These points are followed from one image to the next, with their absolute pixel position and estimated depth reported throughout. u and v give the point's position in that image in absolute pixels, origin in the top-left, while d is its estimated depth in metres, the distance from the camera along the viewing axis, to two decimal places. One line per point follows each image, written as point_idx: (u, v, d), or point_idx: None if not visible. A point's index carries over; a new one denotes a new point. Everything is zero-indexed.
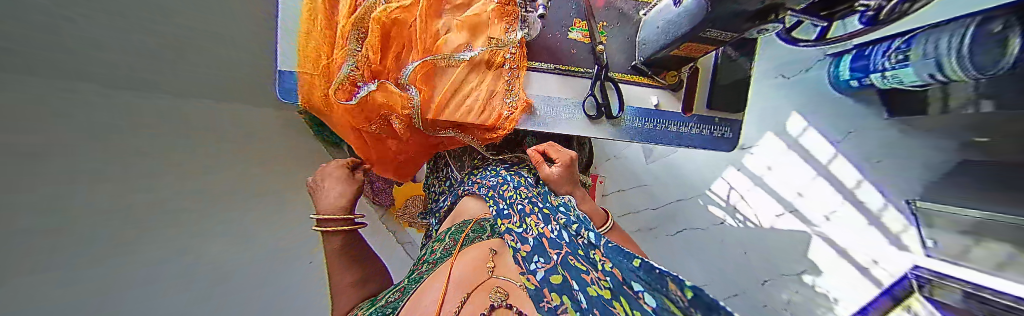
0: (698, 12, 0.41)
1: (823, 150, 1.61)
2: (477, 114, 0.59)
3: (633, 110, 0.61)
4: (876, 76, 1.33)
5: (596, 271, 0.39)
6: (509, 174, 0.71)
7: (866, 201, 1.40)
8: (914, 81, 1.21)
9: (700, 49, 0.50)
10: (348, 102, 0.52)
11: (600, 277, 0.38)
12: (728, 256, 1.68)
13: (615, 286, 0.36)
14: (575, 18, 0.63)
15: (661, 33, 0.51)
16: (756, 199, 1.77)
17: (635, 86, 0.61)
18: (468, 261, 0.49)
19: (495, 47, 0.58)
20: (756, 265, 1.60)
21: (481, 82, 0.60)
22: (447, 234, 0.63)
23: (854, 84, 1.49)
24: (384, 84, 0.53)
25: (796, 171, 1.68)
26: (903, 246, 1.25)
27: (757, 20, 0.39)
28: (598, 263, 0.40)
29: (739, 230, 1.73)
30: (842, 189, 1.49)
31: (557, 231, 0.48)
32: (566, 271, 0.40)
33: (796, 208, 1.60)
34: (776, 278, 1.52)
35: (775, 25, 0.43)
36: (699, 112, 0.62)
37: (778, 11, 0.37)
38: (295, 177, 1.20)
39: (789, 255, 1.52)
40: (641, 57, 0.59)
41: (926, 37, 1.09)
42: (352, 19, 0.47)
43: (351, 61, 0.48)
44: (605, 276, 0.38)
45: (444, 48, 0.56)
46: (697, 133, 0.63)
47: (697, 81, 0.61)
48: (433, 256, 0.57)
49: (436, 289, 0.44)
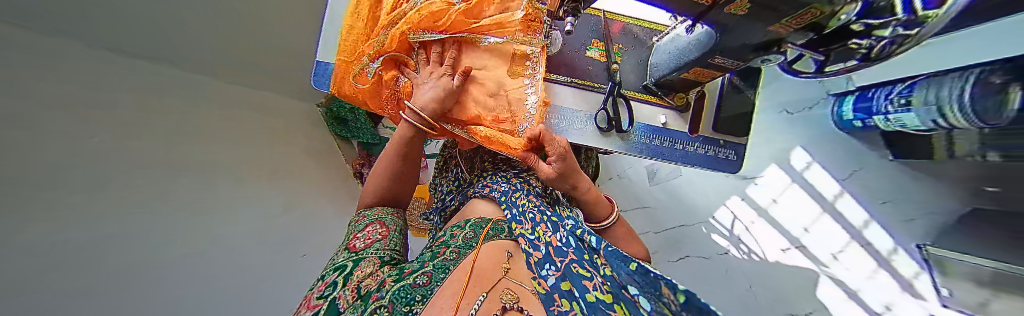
0: (705, 40, 0.46)
1: (829, 187, 1.62)
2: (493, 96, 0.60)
3: (643, 127, 0.64)
4: (880, 118, 1.37)
5: (600, 276, 0.36)
6: (519, 182, 0.72)
7: (874, 242, 1.40)
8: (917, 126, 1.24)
9: (708, 74, 0.54)
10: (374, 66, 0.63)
11: (603, 283, 0.35)
12: (733, 290, 1.57)
13: (616, 290, 0.32)
14: (593, 39, 0.67)
15: (672, 57, 0.56)
16: (761, 231, 1.72)
17: (646, 105, 0.65)
18: (485, 258, 0.46)
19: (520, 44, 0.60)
20: (763, 303, 1.48)
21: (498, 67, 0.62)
22: (467, 225, 0.60)
23: (858, 124, 1.53)
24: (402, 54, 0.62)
25: (803, 207, 1.68)
26: (917, 293, 1.21)
27: (761, 51, 0.43)
28: (601, 269, 0.37)
29: (745, 263, 1.66)
30: (848, 227, 1.51)
31: (564, 237, 0.47)
32: (571, 280, 0.38)
33: (803, 244, 1.59)
34: None
35: (778, 56, 0.46)
36: (705, 133, 0.65)
37: (781, 43, 0.41)
38: None
39: (797, 296, 1.45)
40: (652, 78, 0.63)
41: (926, 85, 1.14)
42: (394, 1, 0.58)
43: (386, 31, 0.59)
44: (607, 281, 0.34)
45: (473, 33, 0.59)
46: (704, 153, 0.65)
47: (703, 105, 0.65)
48: (456, 243, 0.53)
49: (455, 282, 0.38)
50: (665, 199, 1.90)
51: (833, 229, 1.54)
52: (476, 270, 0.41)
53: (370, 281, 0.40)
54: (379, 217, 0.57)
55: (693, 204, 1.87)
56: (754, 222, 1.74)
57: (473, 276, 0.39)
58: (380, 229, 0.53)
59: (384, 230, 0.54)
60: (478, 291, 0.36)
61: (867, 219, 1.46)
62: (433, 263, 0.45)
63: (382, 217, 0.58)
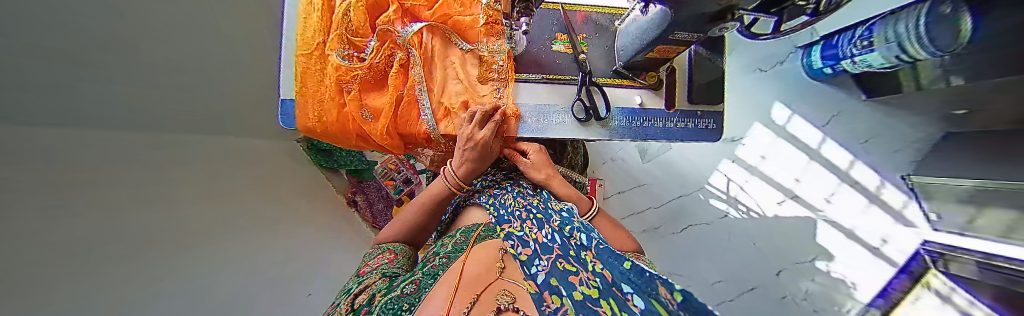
0: (663, 20, 0.46)
1: (812, 136, 1.67)
2: (463, 87, 0.65)
3: (620, 110, 0.64)
4: (847, 62, 1.41)
5: (587, 272, 0.32)
6: (509, 184, 0.71)
7: (862, 181, 1.52)
8: (882, 63, 1.30)
9: (672, 50, 0.55)
10: (352, 61, 0.66)
11: (590, 278, 0.31)
12: (739, 249, 1.61)
13: (604, 286, 0.28)
14: (557, 32, 0.67)
15: (635, 39, 0.56)
16: (756, 188, 1.70)
17: (621, 88, 0.65)
18: (478, 261, 0.49)
19: (486, 48, 0.65)
20: (770, 256, 1.54)
21: (464, 65, 0.66)
22: (458, 232, 0.65)
23: (828, 71, 1.57)
24: (381, 47, 0.66)
25: (790, 157, 1.68)
26: (909, 222, 1.38)
27: (717, 21, 0.44)
28: (589, 265, 0.34)
29: (748, 223, 1.66)
30: (838, 171, 1.58)
31: (550, 234, 0.46)
32: (557, 278, 0.34)
33: (796, 194, 1.62)
34: (791, 267, 1.47)
35: (735, 23, 0.47)
36: (682, 106, 0.66)
37: (734, 11, 0.41)
38: (270, 206, 1.14)
39: (798, 243, 1.51)
40: (620, 62, 0.63)
41: (886, 23, 1.16)
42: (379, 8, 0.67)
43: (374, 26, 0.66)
44: (597, 277, 0.30)
45: (452, 35, 0.66)
46: (682, 127, 0.66)
47: (676, 80, 0.66)
48: (445, 250, 0.58)
49: (448, 284, 0.44)
50: (661, 174, 1.84)
51: (823, 175, 1.60)
52: (465, 276, 0.44)
53: (362, 298, 0.43)
54: (389, 247, 0.59)
55: (688, 174, 1.81)
56: (748, 181, 1.72)
57: (463, 283, 0.43)
58: (387, 256, 0.55)
59: (392, 256, 0.56)
60: (469, 294, 0.40)
61: (851, 160, 1.57)
62: (424, 270, 0.51)
63: (393, 246, 0.59)
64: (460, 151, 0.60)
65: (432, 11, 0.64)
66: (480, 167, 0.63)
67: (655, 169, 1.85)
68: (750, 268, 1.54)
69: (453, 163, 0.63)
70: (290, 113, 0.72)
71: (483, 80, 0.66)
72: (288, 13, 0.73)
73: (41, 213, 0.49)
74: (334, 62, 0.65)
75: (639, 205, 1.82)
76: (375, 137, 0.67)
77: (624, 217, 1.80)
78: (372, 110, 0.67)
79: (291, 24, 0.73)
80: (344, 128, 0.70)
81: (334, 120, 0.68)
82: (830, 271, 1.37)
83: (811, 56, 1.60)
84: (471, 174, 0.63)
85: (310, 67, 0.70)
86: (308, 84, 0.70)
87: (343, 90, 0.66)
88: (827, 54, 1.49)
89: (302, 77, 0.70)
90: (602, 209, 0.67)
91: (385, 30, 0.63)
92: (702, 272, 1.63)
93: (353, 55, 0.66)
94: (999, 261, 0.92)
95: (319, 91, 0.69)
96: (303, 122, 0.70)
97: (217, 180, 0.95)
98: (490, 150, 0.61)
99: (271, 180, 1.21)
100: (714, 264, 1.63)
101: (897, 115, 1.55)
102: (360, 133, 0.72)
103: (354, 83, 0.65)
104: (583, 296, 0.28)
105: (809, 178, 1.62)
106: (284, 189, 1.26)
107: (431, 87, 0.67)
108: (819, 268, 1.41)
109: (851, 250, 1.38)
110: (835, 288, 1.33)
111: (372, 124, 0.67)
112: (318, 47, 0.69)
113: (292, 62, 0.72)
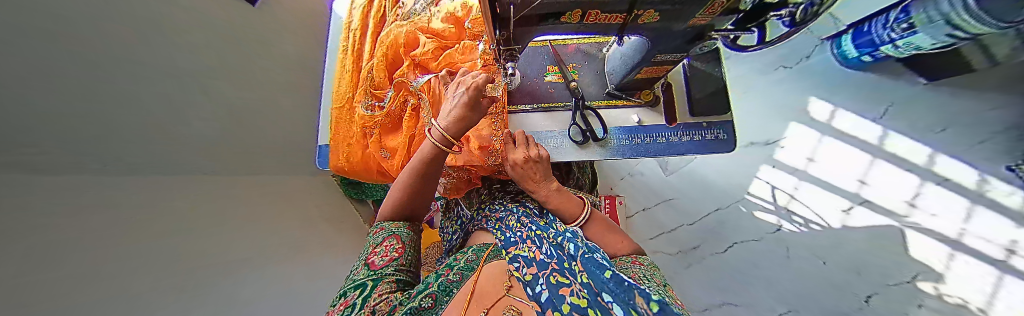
0: (642, 45, 0.48)
1: (868, 129, 1.44)
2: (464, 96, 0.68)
3: (617, 130, 0.65)
4: (888, 47, 1.27)
5: (579, 284, 0.36)
6: (515, 206, 0.72)
7: (953, 177, 1.23)
8: (932, 43, 1.14)
9: (658, 70, 0.56)
10: (377, 106, 0.78)
11: (580, 290, 0.34)
12: (801, 268, 1.37)
13: (592, 300, 0.31)
14: (548, 65, 0.72)
15: (622, 63, 0.59)
16: (812, 196, 1.46)
17: (615, 109, 0.67)
18: (486, 276, 0.51)
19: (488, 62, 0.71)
20: (847, 277, 1.26)
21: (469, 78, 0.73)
22: (471, 249, 0.66)
23: (867, 59, 1.42)
24: (398, 87, 0.76)
25: (845, 156, 1.45)
26: None
27: (695, 41, 0.45)
28: (579, 275, 0.38)
29: (807, 236, 1.41)
30: (914, 168, 1.30)
31: (549, 250, 0.49)
32: (554, 295, 0.37)
33: (866, 199, 1.33)
34: (884, 291, 1.19)
35: (713, 41, 0.48)
36: (683, 120, 0.65)
37: (707, 33, 0.43)
38: (303, 239, 1.25)
39: (889, 258, 1.22)
40: (612, 84, 0.66)
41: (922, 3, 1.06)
42: (394, 64, 0.79)
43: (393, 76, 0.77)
44: (585, 288, 0.34)
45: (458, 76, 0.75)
46: (687, 140, 0.64)
47: (672, 94, 0.66)
48: (458, 265, 0.57)
49: (459, 304, 0.47)
50: (687, 187, 1.71)
51: (894, 173, 1.33)
52: (476, 292, 0.48)
53: (383, 306, 0.41)
54: (394, 231, 0.60)
55: (720, 186, 1.65)
56: (797, 188, 1.51)
57: (472, 300, 0.46)
58: (395, 245, 0.55)
59: (400, 246, 0.56)
60: (479, 309, 0.44)
61: (929, 153, 1.30)
62: (438, 282, 0.51)
63: (397, 230, 0.60)
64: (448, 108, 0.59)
65: (437, 62, 0.74)
66: (465, 125, 0.59)
67: (680, 182, 1.72)
68: (829, 293, 1.28)
69: (439, 121, 0.61)
70: (326, 156, 0.84)
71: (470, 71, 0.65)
72: (327, 79, 0.90)
73: (134, 251, 0.61)
74: (360, 113, 0.78)
75: (670, 221, 1.67)
76: (395, 169, 0.75)
77: (653, 236, 1.67)
78: (391, 146, 0.76)
79: (328, 86, 0.89)
80: (367, 165, 0.79)
81: (359, 159, 0.78)
82: (942, 295, 1.11)
83: (842, 46, 1.49)
84: (457, 133, 0.59)
85: (341, 117, 0.82)
86: (339, 132, 0.81)
87: (368, 134, 0.78)
88: (861, 42, 1.36)
89: (335, 125, 0.82)
90: (592, 213, 0.64)
91: (401, 81, 0.75)
92: (761, 299, 1.40)
93: (374, 105, 0.78)
94: None
95: (347, 137, 0.80)
96: (334, 163, 0.81)
97: (264, 221, 1.10)
98: (476, 106, 0.58)
99: (310, 217, 1.35)
100: (771, 289, 1.41)
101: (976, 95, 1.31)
102: (380, 169, 0.80)
103: (376, 129, 0.77)
104: (573, 306, 0.32)
105: (876, 178, 1.35)
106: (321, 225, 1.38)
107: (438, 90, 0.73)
108: (925, 291, 1.14)
109: (959, 266, 1.12)
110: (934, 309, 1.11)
111: (389, 161, 0.76)
112: (347, 100, 0.82)
113: (327, 114, 0.86)
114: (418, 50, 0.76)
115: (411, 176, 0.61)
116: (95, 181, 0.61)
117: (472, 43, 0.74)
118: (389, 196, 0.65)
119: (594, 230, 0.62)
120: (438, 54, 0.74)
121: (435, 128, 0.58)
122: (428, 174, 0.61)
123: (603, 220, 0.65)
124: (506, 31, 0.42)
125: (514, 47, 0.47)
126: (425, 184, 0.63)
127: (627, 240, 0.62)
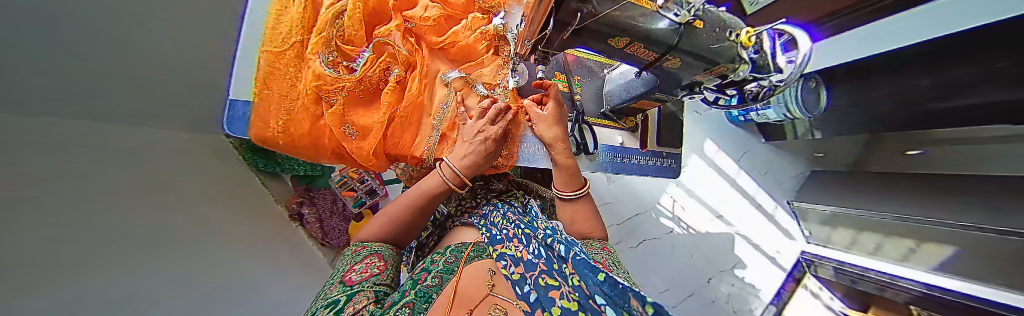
0: (650, 81, 0.56)
1: (732, 166, 2.02)
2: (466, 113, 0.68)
3: (605, 148, 0.74)
4: (753, 113, 1.79)
5: (567, 286, 0.37)
6: (500, 202, 0.73)
7: (764, 204, 1.95)
8: (775, 117, 1.67)
9: (649, 104, 0.67)
10: (352, 74, 0.61)
11: (571, 292, 0.35)
12: (683, 261, 1.82)
13: (582, 300, 0.33)
14: (556, 72, 0.72)
15: (624, 91, 0.66)
16: (694, 209, 1.94)
17: (606, 128, 0.75)
18: (469, 277, 0.52)
19: (499, 62, 0.73)
20: (702, 266, 1.80)
21: (476, 73, 0.71)
22: (449, 249, 0.65)
23: (742, 118, 1.97)
24: (377, 51, 0.63)
25: (717, 186, 1.98)
26: (792, 236, 1.89)
27: (687, 89, 0.56)
28: (570, 277, 0.38)
29: (685, 237, 1.88)
30: (748, 196, 1.97)
31: (536, 250, 0.50)
32: (541, 295, 0.38)
33: (721, 214, 1.93)
34: (717, 275, 1.80)
35: (699, 94, 0.60)
36: (653, 147, 0.79)
37: (696, 86, 0.54)
38: (220, 211, 0.91)
39: (724, 257, 1.83)
40: (608, 106, 0.73)
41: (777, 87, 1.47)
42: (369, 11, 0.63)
43: (379, 38, 0.62)
44: (576, 290, 0.35)
45: (461, 58, 0.71)
46: (652, 164, 0.79)
47: (648, 125, 0.79)
48: (437, 268, 0.57)
49: (442, 304, 0.47)
50: (622, 194, 1.93)
51: (738, 199, 1.96)
52: (461, 291, 0.49)
53: None
54: (377, 249, 0.55)
55: (643, 195, 1.95)
56: (688, 203, 1.95)
57: (457, 298, 0.47)
58: (376, 263, 0.51)
59: (382, 264, 0.52)
60: (464, 309, 0.45)
61: (756, 188, 1.98)
62: (415, 290, 0.49)
63: (379, 249, 0.55)
64: (463, 144, 0.61)
65: (440, 38, 0.66)
66: (480, 163, 0.62)
67: (619, 190, 1.92)
68: (690, 279, 1.78)
69: (449, 159, 0.60)
70: (242, 119, 0.62)
71: (464, 89, 0.69)
72: (255, 6, 0.64)
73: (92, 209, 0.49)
74: (315, 69, 0.57)
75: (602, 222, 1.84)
76: (368, 155, 0.62)
77: None
78: (361, 128, 0.62)
79: (256, 17, 0.63)
80: (316, 141, 0.62)
81: (306, 133, 0.60)
82: (742, 276, 1.79)
83: None
84: (467, 171, 0.61)
85: (280, 66, 0.61)
86: (271, 87, 0.60)
87: (323, 100, 0.60)
88: None
89: (264, 77, 0.60)
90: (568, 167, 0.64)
91: (382, 42, 0.62)
92: (657, 283, 1.74)
93: (341, 64, 0.62)
94: (847, 267, 1.37)
95: (286, 98, 0.60)
96: (256, 132, 0.60)
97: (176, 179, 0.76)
98: (494, 146, 0.63)
99: (220, 182, 0.99)
100: (666, 276, 1.77)
101: (788, 155, 2.04)
102: (336, 149, 0.65)
103: (339, 95, 0.60)
104: (563, 309, 0.33)
105: (728, 201, 1.96)
106: (232, 194, 1.03)
107: (424, 92, 0.66)
108: (736, 275, 1.80)
109: (756, 263, 1.82)
110: (745, 289, 1.77)
111: (355, 142, 0.61)
112: (292, 50, 0.61)
113: (251, 62, 0.62)
114: (414, 10, 0.65)
115: (403, 217, 0.59)
116: (40, 128, 0.46)
117: (479, 17, 0.70)
118: (369, 226, 0.59)
119: (565, 173, 0.64)
120: (441, 22, 0.66)
121: (445, 167, 0.59)
122: (427, 209, 0.61)
123: (569, 170, 0.64)
124: (560, 35, 0.40)
125: (549, 51, 0.46)
126: (417, 220, 0.62)
127: (577, 183, 0.65)
